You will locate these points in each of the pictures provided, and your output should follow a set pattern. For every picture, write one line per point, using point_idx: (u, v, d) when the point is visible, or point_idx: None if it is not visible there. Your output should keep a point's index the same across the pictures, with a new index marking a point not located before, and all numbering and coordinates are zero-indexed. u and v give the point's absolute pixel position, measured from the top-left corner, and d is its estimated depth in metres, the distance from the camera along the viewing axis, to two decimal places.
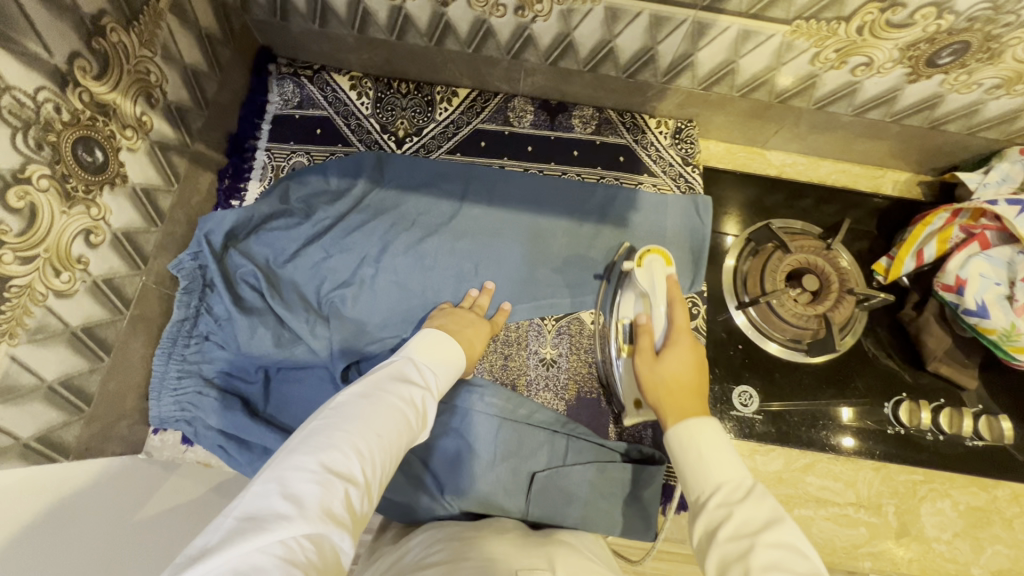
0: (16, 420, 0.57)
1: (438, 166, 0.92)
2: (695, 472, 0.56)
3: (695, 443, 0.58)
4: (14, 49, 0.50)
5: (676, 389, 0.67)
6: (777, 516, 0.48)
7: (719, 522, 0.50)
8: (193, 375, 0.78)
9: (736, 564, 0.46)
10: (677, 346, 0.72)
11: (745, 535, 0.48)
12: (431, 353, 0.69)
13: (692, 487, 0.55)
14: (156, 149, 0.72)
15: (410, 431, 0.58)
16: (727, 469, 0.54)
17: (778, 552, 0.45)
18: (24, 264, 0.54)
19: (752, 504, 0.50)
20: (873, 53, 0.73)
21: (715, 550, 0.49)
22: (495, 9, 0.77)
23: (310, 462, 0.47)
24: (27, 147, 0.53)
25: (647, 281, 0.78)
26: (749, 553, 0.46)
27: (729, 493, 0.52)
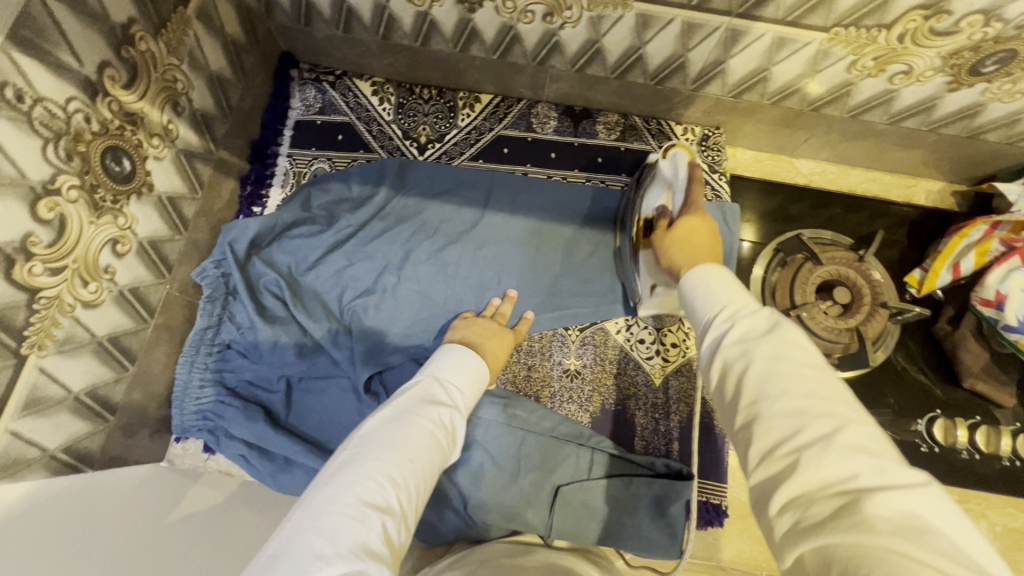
0: (44, 431, 0.57)
1: (460, 173, 0.91)
2: (700, 304, 0.48)
3: (703, 276, 0.50)
4: (47, 60, 0.50)
5: (688, 250, 0.61)
6: (780, 322, 0.41)
7: (722, 335, 0.43)
8: (215, 384, 0.77)
9: (738, 364, 0.39)
10: (692, 217, 0.66)
11: (749, 342, 0.40)
12: (454, 369, 0.67)
13: (696, 318, 0.48)
14: (182, 157, 0.71)
15: (442, 453, 0.55)
16: (736, 294, 0.46)
17: (784, 351, 0.38)
18: (52, 275, 0.54)
19: (759, 317, 0.42)
20: (913, 61, 0.71)
21: (712, 340, 0.43)
22: (523, 16, 0.75)
23: (344, 496, 0.44)
24: (57, 159, 0.52)
25: (671, 171, 0.74)
26: (750, 359, 0.39)
27: (734, 311, 0.44)
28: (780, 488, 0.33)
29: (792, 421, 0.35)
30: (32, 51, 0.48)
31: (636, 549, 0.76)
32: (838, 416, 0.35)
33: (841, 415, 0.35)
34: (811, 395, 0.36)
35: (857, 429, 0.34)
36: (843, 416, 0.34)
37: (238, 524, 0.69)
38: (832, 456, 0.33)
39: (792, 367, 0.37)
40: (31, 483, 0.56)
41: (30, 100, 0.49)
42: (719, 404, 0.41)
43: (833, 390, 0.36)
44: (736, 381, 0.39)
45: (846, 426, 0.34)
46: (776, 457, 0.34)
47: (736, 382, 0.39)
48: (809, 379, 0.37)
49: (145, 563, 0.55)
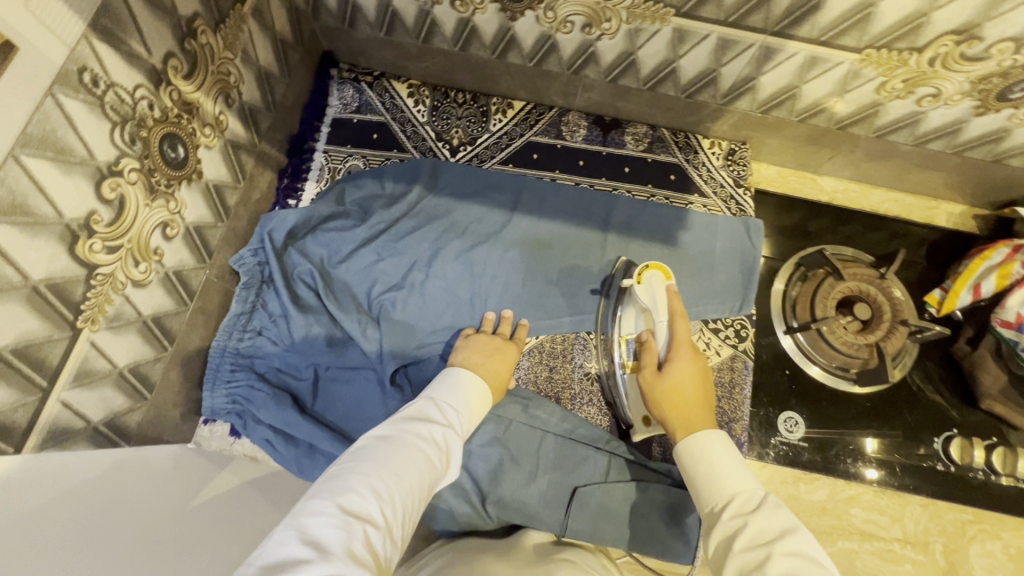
0: (90, 403, 0.59)
1: (490, 177, 0.94)
2: (709, 483, 0.57)
3: (705, 458, 0.58)
4: (120, 48, 0.52)
5: (682, 405, 0.67)
6: (793, 526, 0.48)
7: (735, 531, 0.50)
8: (247, 368, 0.80)
9: (754, 575, 0.46)
10: (679, 363, 0.71)
11: (764, 544, 0.48)
12: (450, 391, 0.67)
13: (705, 500, 0.56)
14: (229, 147, 0.74)
15: (433, 470, 0.56)
16: (738, 479, 0.55)
17: (798, 564, 0.45)
18: (109, 253, 0.56)
19: (767, 513, 0.50)
20: (942, 84, 0.73)
21: (723, 536, 0.51)
22: (562, 26, 0.78)
23: (329, 506, 0.46)
24: (121, 142, 0.55)
25: (649, 298, 0.75)
26: (766, 563, 0.46)
27: (744, 504, 0.53)
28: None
29: None
30: (108, 39, 0.50)
31: (647, 552, 0.77)
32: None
33: None
34: None
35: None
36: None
37: (254, 516, 0.69)
38: None
39: None
40: (79, 452, 0.58)
41: (103, 85, 0.51)
42: None
43: None
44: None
45: None
46: None
47: None
48: None
49: (162, 568, 0.51)
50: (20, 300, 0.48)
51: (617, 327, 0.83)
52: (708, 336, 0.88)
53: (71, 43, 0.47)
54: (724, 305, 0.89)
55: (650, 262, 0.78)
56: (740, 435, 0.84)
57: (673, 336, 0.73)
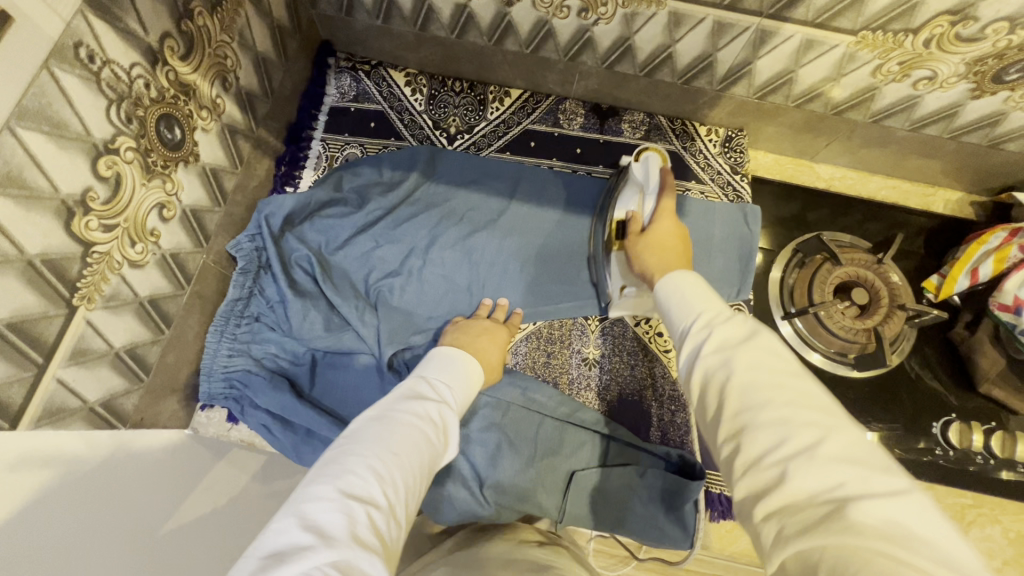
0: (86, 383, 0.59)
1: (487, 165, 0.94)
2: (675, 312, 0.51)
3: (676, 279, 0.55)
4: (116, 25, 0.52)
5: (662, 254, 0.67)
6: (758, 330, 0.43)
7: (700, 341, 0.45)
8: (244, 354, 0.80)
9: (718, 372, 0.42)
10: (662, 223, 0.71)
11: (727, 349, 0.43)
12: (443, 368, 0.67)
13: (674, 324, 0.50)
14: (226, 131, 0.74)
15: (433, 447, 0.54)
16: (708, 301, 0.49)
17: (764, 359, 0.41)
18: (105, 231, 0.56)
19: (733, 322, 0.45)
20: (937, 66, 0.73)
21: (690, 348, 0.46)
22: (559, 11, 0.78)
23: (328, 491, 0.43)
24: (117, 120, 0.55)
25: (642, 176, 0.79)
26: (727, 364, 0.42)
27: (709, 321, 0.47)
28: (768, 496, 0.35)
29: (774, 428, 0.37)
30: (103, 14, 0.50)
31: (644, 536, 0.77)
32: (820, 426, 0.36)
33: (822, 423, 0.36)
34: (790, 402, 0.38)
35: (835, 436, 0.36)
36: (823, 424, 0.36)
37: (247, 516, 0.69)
38: (817, 464, 0.34)
39: (767, 376, 0.40)
40: (74, 432, 0.57)
41: (100, 62, 0.51)
42: (703, 417, 0.43)
43: (811, 396, 0.39)
44: (720, 385, 0.41)
45: (827, 435, 0.36)
46: (763, 466, 0.36)
47: (718, 391, 0.41)
48: (784, 385, 0.39)
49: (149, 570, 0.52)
50: (15, 275, 0.48)
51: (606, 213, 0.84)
52: None
53: (66, 17, 0.47)
54: (722, 291, 0.89)
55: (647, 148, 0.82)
56: None
57: (660, 203, 0.74)
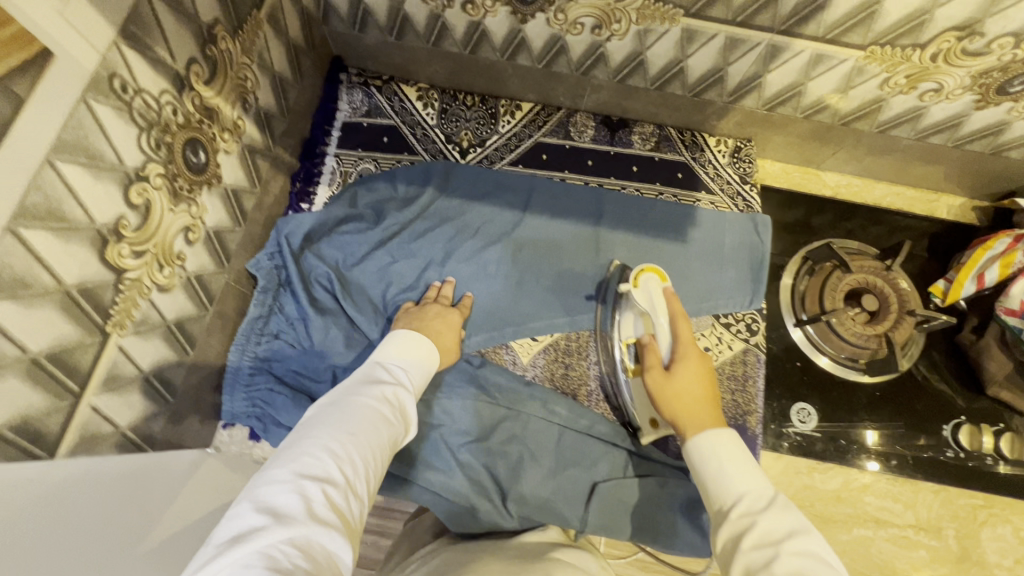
0: (117, 409, 0.59)
1: (500, 178, 0.95)
2: (716, 482, 0.57)
3: (716, 457, 0.58)
4: (147, 54, 0.52)
5: (692, 405, 0.66)
6: (800, 527, 0.49)
7: (743, 531, 0.51)
8: (265, 371, 0.80)
9: (762, 572, 0.47)
10: (687, 363, 0.71)
11: (772, 545, 0.49)
12: (399, 352, 0.69)
13: (712, 499, 0.56)
14: (246, 152, 0.74)
15: (391, 426, 0.57)
16: (749, 478, 0.55)
17: (807, 563, 0.46)
18: (135, 257, 0.57)
19: (773, 514, 0.51)
20: (944, 79, 0.75)
21: (732, 534, 0.52)
22: (573, 28, 0.79)
23: (284, 474, 0.47)
24: (147, 147, 0.55)
25: (645, 301, 0.77)
26: (774, 564, 0.47)
27: (752, 506, 0.53)
28: None
29: None
30: (136, 45, 0.51)
31: (666, 544, 0.78)
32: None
33: None
34: None
35: None
36: None
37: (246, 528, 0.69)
38: None
39: None
40: (107, 457, 0.58)
41: (132, 91, 0.51)
42: None
43: None
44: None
45: None
46: None
47: None
48: None
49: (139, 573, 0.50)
50: (54, 305, 0.48)
51: (617, 333, 0.84)
52: (721, 330, 0.90)
53: (102, 49, 0.47)
54: (734, 300, 0.90)
55: (642, 266, 0.81)
56: (757, 428, 0.85)
57: (676, 336, 0.73)
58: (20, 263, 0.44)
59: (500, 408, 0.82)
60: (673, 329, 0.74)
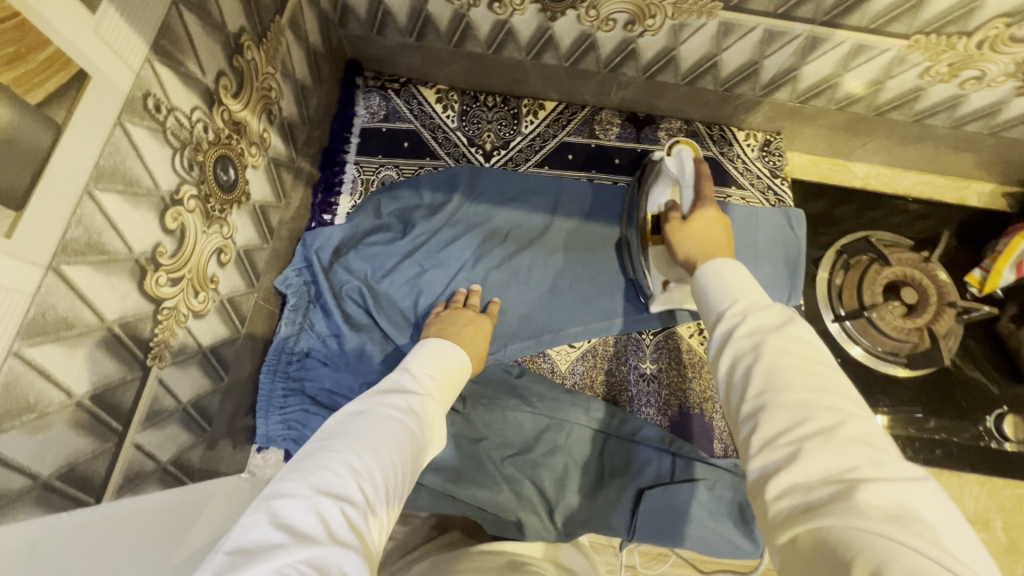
0: (159, 443, 0.56)
1: (527, 181, 0.92)
2: (712, 298, 0.50)
3: (721, 273, 0.52)
4: (178, 69, 0.49)
5: (706, 244, 0.64)
6: (792, 317, 0.43)
7: (734, 325, 0.44)
8: (299, 391, 0.78)
9: (745, 353, 0.41)
10: (704, 211, 0.69)
11: (760, 334, 0.42)
12: (427, 363, 0.62)
13: (711, 310, 0.49)
14: (272, 165, 0.71)
15: (416, 440, 0.50)
16: (748, 290, 0.48)
17: (793, 344, 0.40)
18: (172, 284, 0.54)
19: (768, 309, 0.44)
20: (987, 67, 0.73)
21: (720, 333, 0.45)
22: (604, 24, 0.76)
23: (302, 487, 0.40)
24: (180, 168, 0.52)
25: (676, 168, 0.76)
26: (760, 350, 0.41)
27: (746, 306, 0.46)
28: (780, 476, 0.34)
29: (792, 409, 0.36)
30: (168, 60, 0.47)
31: (718, 554, 0.75)
32: (838, 410, 0.36)
33: (844, 409, 0.36)
34: (816, 389, 0.37)
35: (855, 421, 0.35)
36: (843, 409, 0.36)
37: None
38: (835, 443, 0.34)
39: (793, 361, 0.39)
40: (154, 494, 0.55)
41: (165, 111, 0.48)
42: (727, 400, 0.42)
43: (838, 388, 0.38)
44: (747, 369, 0.40)
45: (848, 419, 0.35)
46: (778, 445, 0.35)
47: (744, 370, 0.41)
48: (815, 372, 0.38)
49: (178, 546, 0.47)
50: (96, 343, 0.45)
51: (642, 204, 0.81)
52: None
53: (136, 68, 0.44)
54: (772, 298, 0.88)
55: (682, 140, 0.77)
56: None
57: (698, 191, 0.71)
58: (63, 303, 0.41)
59: (541, 418, 0.81)
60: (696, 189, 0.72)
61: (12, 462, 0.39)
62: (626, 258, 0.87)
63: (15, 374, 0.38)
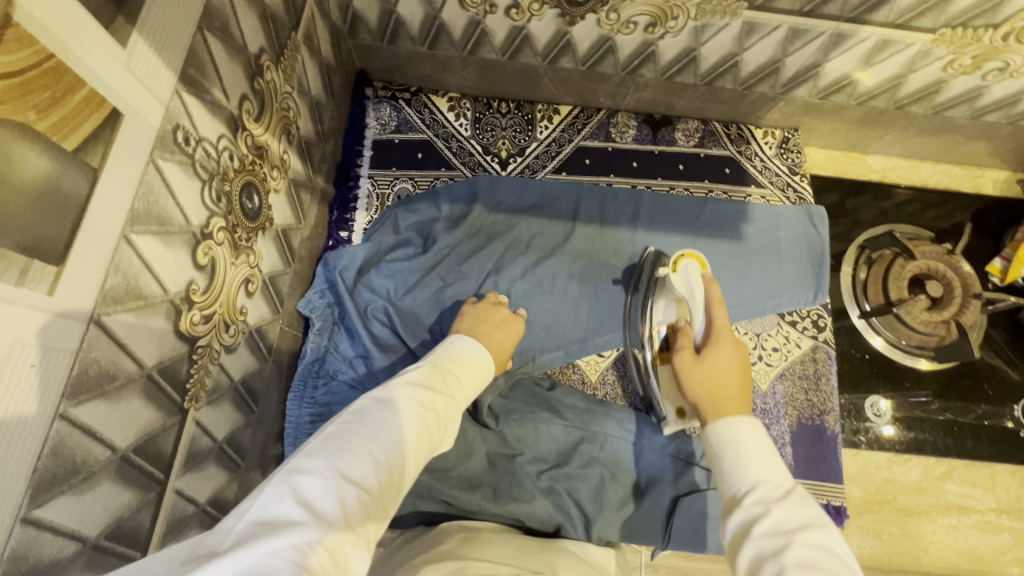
0: (198, 486, 0.54)
1: (546, 188, 0.90)
2: (730, 467, 0.53)
3: (735, 441, 0.54)
4: (205, 98, 0.47)
5: (721, 390, 0.63)
6: (815, 518, 0.46)
7: (754, 517, 0.47)
8: (326, 417, 0.73)
9: (770, 561, 0.43)
10: (720, 348, 0.68)
11: (781, 534, 0.45)
12: (457, 355, 0.60)
13: (726, 486, 0.52)
14: (292, 186, 0.68)
15: (436, 436, 0.48)
16: (770, 468, 0.51)
17: (819, 556, 0.42)
18: (205, 322, 0.51)
19: (792, 504, 0.47)
20: (1011, 58, 0.72)
21: (743, 519, 0.48)
22: (625, 27, 0.75)
23: (325, 466, 0.39)
24: (209, 201, 0.49)
25: (683, 287, 0.74)
26: (784, 553, 0.43)
27: (767, 493, 0.48)
28: None
29: None
30: (195, 89, 0.45)
31: None
32: None
33: None
34: None
35: None
36: None
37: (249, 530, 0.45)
38: None
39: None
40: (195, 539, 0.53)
41: (194, 142, 0.46)
42: None
43: None
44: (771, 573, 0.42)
45: None
46: None
47: None
48: None
49: None
50: (137, 392, 0.43)
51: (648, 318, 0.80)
52: (787, 329, 0.87)
53: (165, 100, 0.41)
54: (798, 297, 0.88)
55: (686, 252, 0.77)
56: (834, 425, 0.83)
57: (712, 322, 0.70)
58: (105, 355, 0.38)
59: (574, 431, 0.79)
60: (708, 317, 0.71)
61: (63, 528, 0.37)
62: (629, 366, 0.84)
63: (62, 437, 0.35)
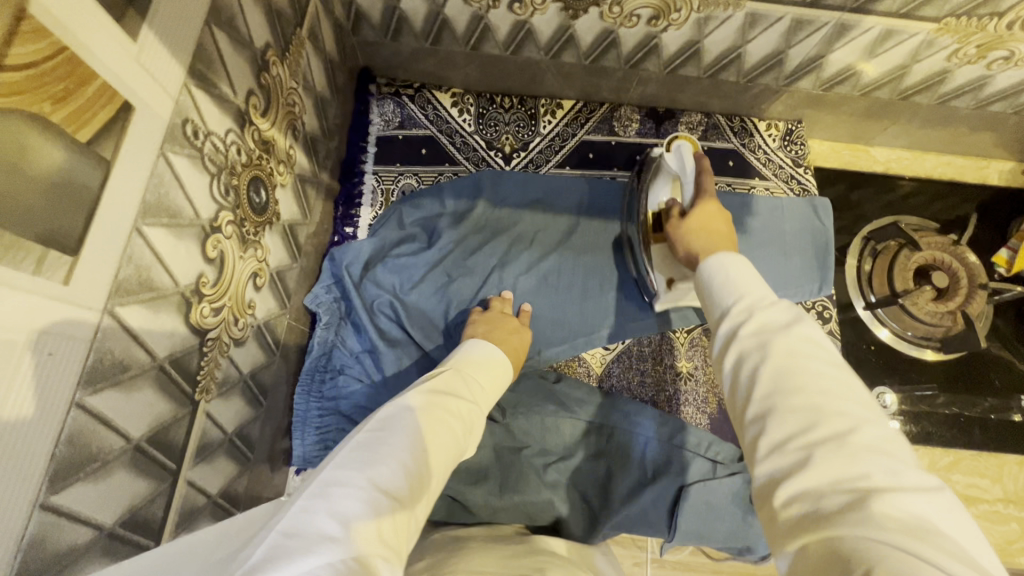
0: (209, 477, 0.55)
1: (550, 182, 0.90)
2: (717, 290, 0.48)
3: (721, 267, 0.49)
4: (213, 92, 0.47)
5: (708, 241, 0.62)
6: (798, 319, 0.41)
7: (740, 321, 0.43)
8: (335, 411, 0.75)
9: (752, 358, 0.40)
10: (705, 206, 0.67)
11: (766, 334, 0.41)
12: (477, 363, 0.60)
13: (711, 308, 0.47)
14: (298, 181, 0.69)
15: (458, 443, 0.48)
16: (752, 286, 0.46)
17: (802, 351, 0.39)
18: (215, 314, 0.52)
19: (778, 306, 0.43)
20: (1016, 46, 0.72)
21: (726, 330, 0.43)
22: (628, 20, 0.75)
23: (358, 477, 0.38)
24: (218, 195, 0.50)
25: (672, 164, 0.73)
26: (769, 348, 0.40)
27: (753, 303, 0.44)
28: (793, 479, 0.34)
29: (803, 414, 0.36)
30: (203, 84, 0.45)
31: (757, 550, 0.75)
32: (849, 416, 0.35)
33: (855, 415, 0.35)
34: (827, 396, 0.36)
35: (868, 428, 0.35)
36: (855, 416, 0.35)
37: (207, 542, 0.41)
38: (848, 455, 0.33)
39: (805, 368, 0.38)
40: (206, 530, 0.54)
41: (202, 136, 0.46)
42: (732, 401, 0.41)
43: (851, 396, 0.37)
44: (754, 370, 0.39)
45: (858, 427, 0.35)
46: (788, 449, 0.35)
47: (751, 374, 0.39)
48: (825, 378, 0.37)
49: None
50: (150, 383, 0.43)
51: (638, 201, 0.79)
52: None
53: (175, 94, 0.42)
54: (803, 288, 0.87)
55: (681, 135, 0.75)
56: None
57: (698, 186, 0.69)
58: (119, 346, 0.39)
59: (580, 424, 0.79)
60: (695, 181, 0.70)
61: (79, 515, 0.37)
62: (627, 256, 0.85)
63: (78, 426, 0.36)
